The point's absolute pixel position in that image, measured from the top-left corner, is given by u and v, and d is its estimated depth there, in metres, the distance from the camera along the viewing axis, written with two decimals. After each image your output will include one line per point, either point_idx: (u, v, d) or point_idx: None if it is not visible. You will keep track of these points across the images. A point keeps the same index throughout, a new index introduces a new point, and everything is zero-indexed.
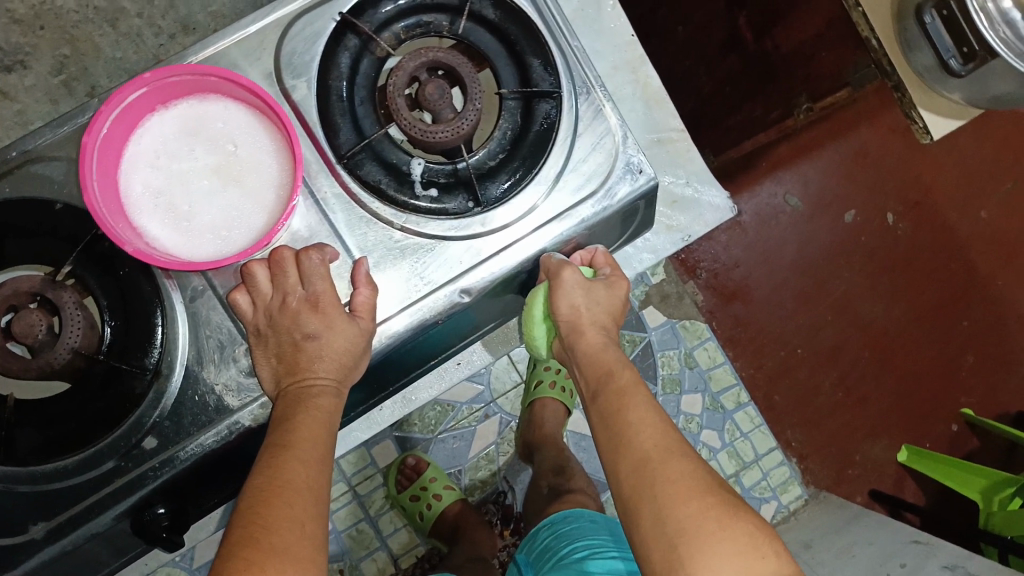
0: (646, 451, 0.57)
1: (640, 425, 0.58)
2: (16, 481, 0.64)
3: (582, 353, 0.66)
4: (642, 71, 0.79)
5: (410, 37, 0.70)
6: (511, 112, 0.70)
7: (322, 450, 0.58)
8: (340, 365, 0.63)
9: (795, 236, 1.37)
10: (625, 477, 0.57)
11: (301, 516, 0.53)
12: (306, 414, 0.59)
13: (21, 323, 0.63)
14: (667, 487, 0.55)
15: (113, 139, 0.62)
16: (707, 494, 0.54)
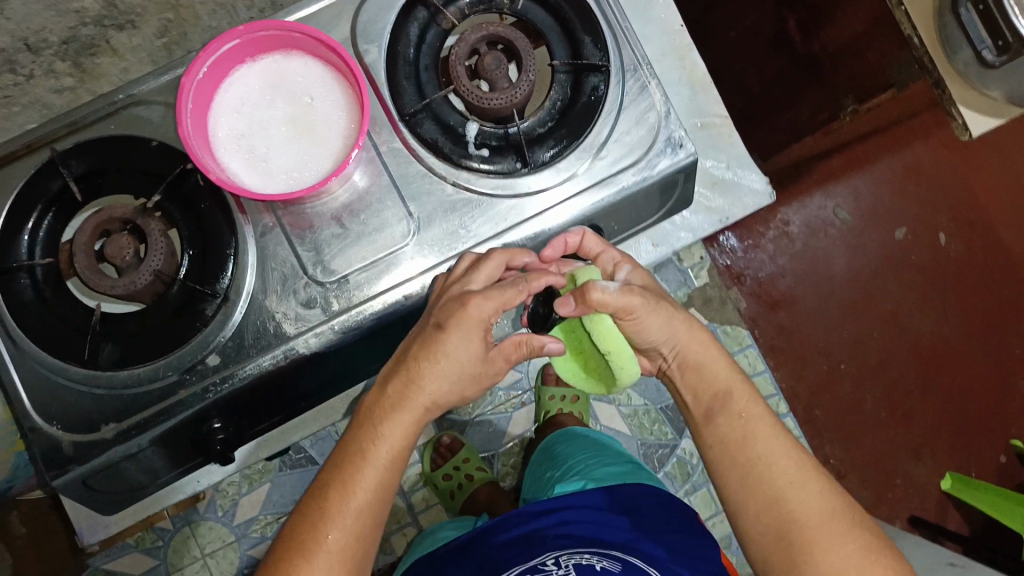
0: (764, 461, 0.67)
1: (770, 456, 0.67)
2: (96, 384, 0.70)
3: (700, 363, 0.72)
4: (689, 58, 0.85)
5: (474, 12, 0.76)
6: (562, 85, 0.76)
7: (400, 452, 0.65)
8: (444, 387, 0.66)
9: (847, 249, 1.38)
10: (715, 450, 0.70)
11: (361, 513, 0.62)
12: (389, 422, 0.65)
13: (114, 245, 0.71)
14: (798, 504, 0.64)
15: (206, 83, 0.70)
16: (819, 482, 0.66)
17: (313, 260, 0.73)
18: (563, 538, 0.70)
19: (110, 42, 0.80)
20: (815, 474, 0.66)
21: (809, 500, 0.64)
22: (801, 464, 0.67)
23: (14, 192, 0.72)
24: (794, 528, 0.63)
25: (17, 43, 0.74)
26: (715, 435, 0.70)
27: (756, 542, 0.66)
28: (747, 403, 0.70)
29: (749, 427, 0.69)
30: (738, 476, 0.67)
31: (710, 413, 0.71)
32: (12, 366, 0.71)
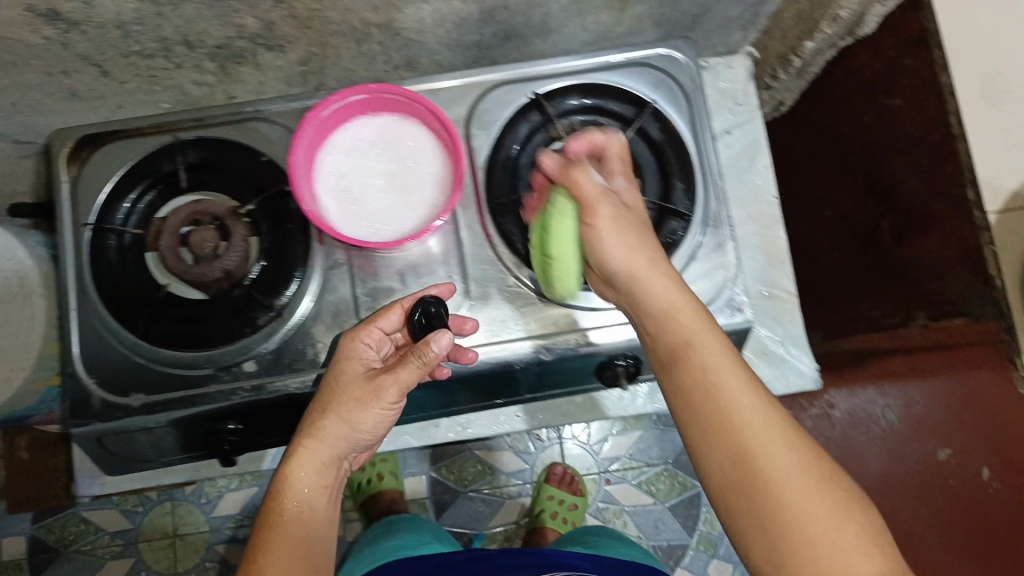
0: (743, 414, 0.53)
1: (762, 435, 0.53)
2: (139, 354, 0.76)
3: (649, 299, 0.59)
4: (772, 230, 0.87)
5: (582, 130, 0.79)
6: (645, 219, 0.78)
7: (314, 467, 0.67)
8: (346, 429, 0.68)
9: (889, 451, 1.26)
10: (665, 348, 0.58)
11: (285, 534, 0.64)
12: (298, 471, 0.66)
13: (197, 235, 0.76)
14: (790, 497, 0.51)
15: (327, 123, 0.76)
16: (813, 460, 0.53)
17: (369, 306, 0.78)
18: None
19: (256, 57, 0.87)
20: (822, 463, 0.53)
21: (778, 463, 0.52)
22: (794, 435, 0.54)
23: (131, 163, 0.79)
24: (715, 457, 0.54)
25: (178, 38, 0.81)
26: (682, 343, 0.57)
27: (733, 511, 0.53)
28: (690, 320, 0.58)
29: (686, 337, 0.57)
30: (733, 451, 0.53)
31: (652, 327, 0.60)
32: (76, 313, 0.77)
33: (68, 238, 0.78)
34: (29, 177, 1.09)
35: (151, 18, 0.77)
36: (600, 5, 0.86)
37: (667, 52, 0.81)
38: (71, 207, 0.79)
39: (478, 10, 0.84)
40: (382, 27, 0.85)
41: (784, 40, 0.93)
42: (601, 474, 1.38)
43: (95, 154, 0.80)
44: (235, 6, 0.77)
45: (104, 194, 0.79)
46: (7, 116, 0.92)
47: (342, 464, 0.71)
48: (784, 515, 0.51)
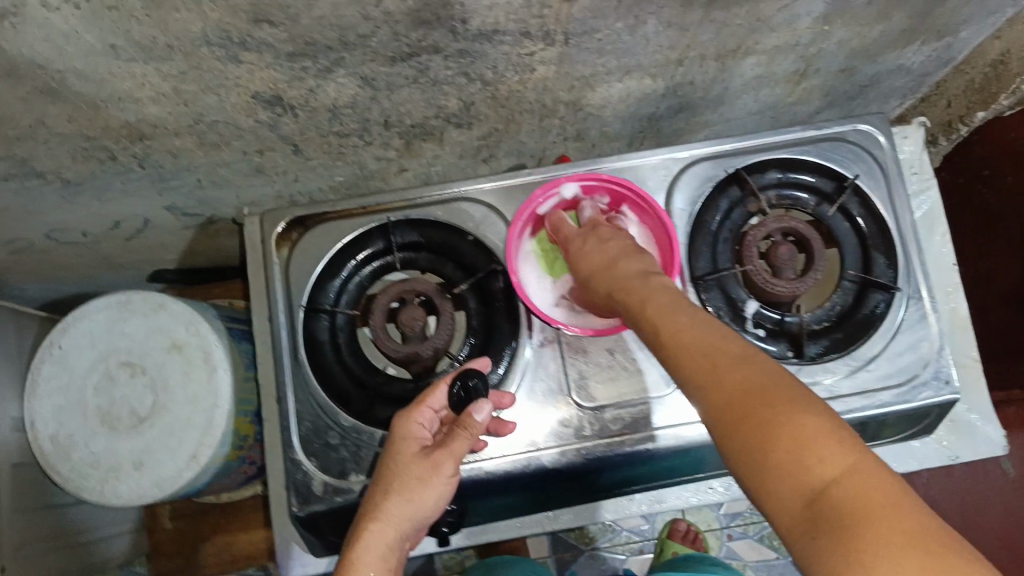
0: (747, 402, 0.46)
1: (804, 430, 0.43)
2: (359, 434, 0.76)
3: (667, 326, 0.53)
4: (955, 298, 0.89)
5: (779, 204, 0.82)
6: (845, 292, 0.80)
7: (388, 542, 0.66)
8: (409, 507, 0.67)
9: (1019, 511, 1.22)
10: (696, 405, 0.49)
11: None
12: (361, 560, 0.64)
13: (407, 315, 0.77)
14: (820, 462, 0.42)
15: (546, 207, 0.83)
16: (842, 442, 0.42)
17: (577, 384, 0.80)
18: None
19: (443, 134, 0.89)
20: (824, 420, 0.43)
21: (822, 456, 0.42)
22: (786, 406, 0.44)
23: (341, 243, 0.81)
24: (763, 482, 0.43)
25: (380, 118, 0.83)
26: (709, 380, 0.48)
27: (790, 538, 0.42)
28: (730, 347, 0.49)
29: (701, 366, 0.49)
30: (755, 463, 0.44)
31: (676, 380, 0.51)
32: (293, 395, 0.78)
33: (282, 318, 0.80)
34: (181, 245, 1.10)
35: (363, 101, 0.79)
36: (779, 79, 0.88)
37: (867, 128, 0.85)
38: (283, 287, 0.81)
39: (665, 86, 0.86)
40: (569, 105, 0.87)
41: (949, 110, 1.01)
42: (722, 529, 1.38)
43: (305, 235, 0.81)
44: (444, 90, 0.79)
45: (316, 274, 0.80)
46: (188, 191, 0.94)
47: (408, 542, 0.70)
48: (826, 492, 0.41)
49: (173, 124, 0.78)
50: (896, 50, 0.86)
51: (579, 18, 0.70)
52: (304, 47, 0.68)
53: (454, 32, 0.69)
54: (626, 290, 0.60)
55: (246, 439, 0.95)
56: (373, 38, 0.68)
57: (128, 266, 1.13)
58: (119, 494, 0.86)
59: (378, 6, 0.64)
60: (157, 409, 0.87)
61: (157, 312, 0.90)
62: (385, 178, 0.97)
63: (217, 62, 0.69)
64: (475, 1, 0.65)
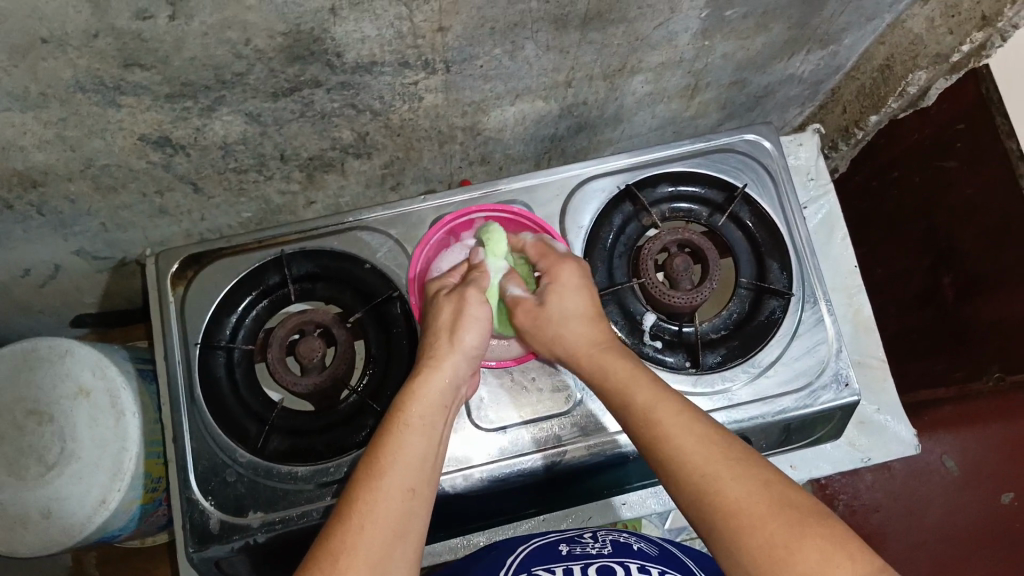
0: (740, 499, 0.55)
1: (786, 520, 0.53)
2: (255, 470, 0.75)
3: (670, 426, 0.61)
4: (856, 299, 0.93)
5: (673, 217, 0.84)
6: (742, 299, 0.82)
7: (439, 410, 0.67)
8: (460, 354, 0.70)
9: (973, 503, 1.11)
10: (701, 511, 0.57)
11: (418, 455, 0.62)
12: (421, 392, 0.66)
13: (305, 346, 0.77)
14: (803, 546, 0.51)
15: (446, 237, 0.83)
16: (806, 516, 0.53)
17: (478, 406, 0.79)
18: (625, 544, 0.73)
19: (344, 165, 0.90)
20: (845, 535, 0.52)
21: (834, 560, 0.50)
22: (810, 523, 0.53)
23: (237, 277, 0.81)
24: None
25: (275, 153, 0.83)
26: (709, 488, 0.56)
27: None
28: (724, 452, 0.58)
29: (711, 474, 0.57)
30: (771, 564, 0.51)
31: (682, 487, 0.58)
32: (190, 433, 0.77)
33: (177, 356, 0.79)
34: (99, 287, 1.10)
35: (254, 137, 0.79)
36: (672, 94, 0.91)
37: (754, 137, 0.87)
38: (178, 325, 0.80)
39: (558, 108, 0.88)
40: (466, 130, 0.88)
41: (846, 114, 1.06)
42: None
43: (200, 272, 0.81)
44: (336, 122, 0.80)
45: (211, 309, 0.80)
46: (93, 234, 0.93)
47: (462, 394, 0.72)
48: None
49: (64, 169, 0.77)
50: (782, 61, 0.90)
51: (455, 46, 0.71)
52: (180, 87, 0.68)
53: (331, 66, 0.70)
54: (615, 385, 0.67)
55: (161, 481, 0.92)
56: (249, 75, 0.69)
57: (46, 312, 1.12)
58: (26, 544, 0.82)
59: (248, 44, 0.64)
60: (65, 455, 0.84)
61: (64, 357, 0.87)
62: (294, 212, 0.98)
63: (96, 106, 0.68)
64: (345, 34, 0.65)
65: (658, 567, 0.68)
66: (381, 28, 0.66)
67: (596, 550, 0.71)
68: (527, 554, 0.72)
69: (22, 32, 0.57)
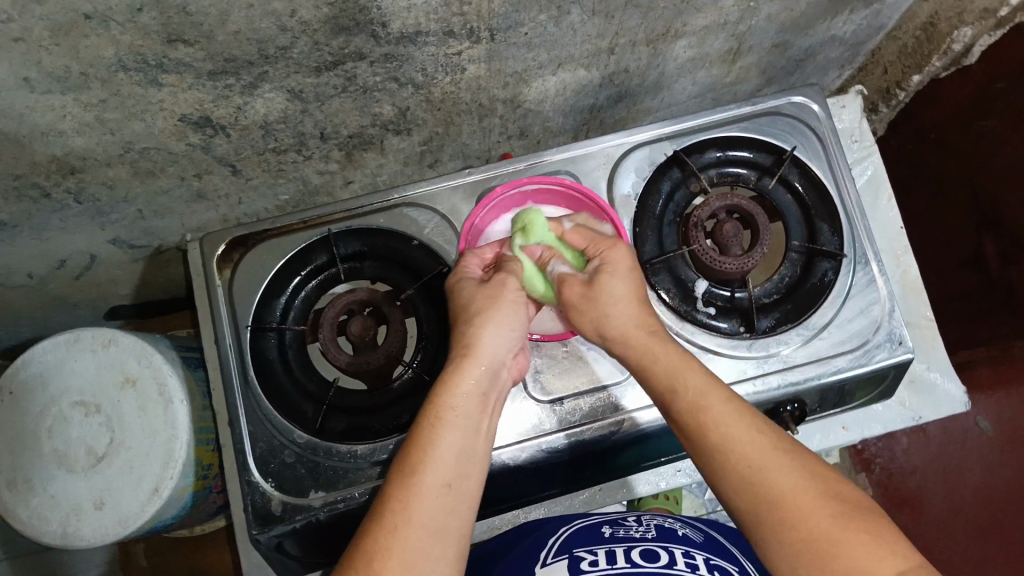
0: (784, 493, 0.55)
1: (829, 513, 0.53)
2: (314, 451, 0.74)
3: (712, 399, 0.61)
4: (904, 260, 0.91)
5: (721, 182, 0.83)
6: (793, 262, 0.80)
7: (478, 394, 0.62)
8: (493, 333, 0.65)
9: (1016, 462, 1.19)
10: (746, 503, 0.57)
11: (453, 448, 0.58)
12: (456, 382, 0.61)
13: (357, 325, 0.76)
14: (844, 546, 0.52)
15: (500, 206, 0.82)
16: (856, 512, 0.54)
17: (534, 378, 0.78)
18: (669, 528, 0.70)
19: (383, 143, 0.88)
20: (894, 531, 0.53)
21: (884, 558, 0.51)
22: (857, 518, 0.53)
23: (284, 258, 0.80)
24: (828, 573, 0.51)
25: (315, 131, 0.82)
26: (751, 484, 0.56)
27: None
28: (764, 444, 0.58)
29: (759, 465, 0.57)
30: (813, 558, 0.52)
31: (728, 478, 0.58)
32: (245, 416, 0.76)
33: (229, 339, 0.78)
34: (134, 278, 1.09)
35: (295, 115, 0.78)
36: (714, 60, 0.90)
37: (801, 100, 0.86)
38: (228, 310, 0.79)
39: (600, 76, 0.87)
40: (506, 102, 0.87)
41: (886, 76, 1.06)
42: None
43: (245, 255, 0.80)
44: (377, 97, 0.79)
45: (260, 291, 0.79)
46: (130, 223, 0.92)
47: (507, 377, 0.67)
48: None
49: (103, 154, 0.76)
50: (825, 22, 0.88)
51: (501, 12, 0.69)
52: (223, 64, 0.67)
53: (375, 37, 0.68)
54: (652, 362, 0.65)
55: (211, 468, 0.91)
56: (292, 49, 0.67)
57: (82, 304, 1.11)
58: (83, 534, 0.81)
59: (293, 16, 0.63)
60: (114, 446, 0.83)
61: (108, 347, 0.86)
62: (332, 193, 0.97)
63: (137, 86, 0.67)
64: (391, 2, 0.64)
65: (703, 553, 0.65)
66: None
67: (641, 534, 0.68)
68: (569, 537, 0.70)
69: (65, 9, 0.55)
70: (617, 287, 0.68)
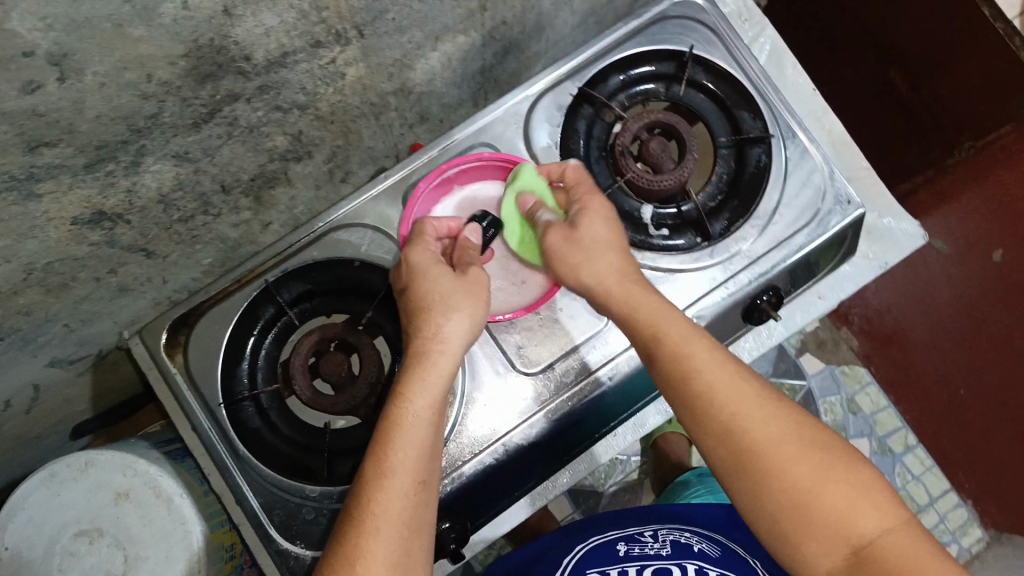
0: (765, 443, 0.55)
1: (809, 461, 0.54)
2: (332, 498, 0.72)
3: (696, 349, 0.60)
4: (827, 120, 0.91)
5: (633, 103, 0.81)
6: (726, 159, 0.80)
7: (442, 392, 0.63)
8: (459, 327, 0.64)
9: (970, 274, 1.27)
10: (727, 452, 0.56)
11: (419, 445, 0.59)
12: (424, 383, 0.62)
13: (330, 363, 0.74)
14: (825, 499, 0.52)
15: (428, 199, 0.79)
16: (836, 460, 0.54)
17: (519, 352, 0.76)
18: (685, 544, 0.69)
19: (289, 174, 0.85)
20: (873, 481, 0.54)
21: (862, 512, 0.52)
22: (836, 469, 0.54)
23: (232, 322, 0.75)
24: (808, 527, 0.52)
25: (216, 187, 0.78)
26: (736, 435, 0.56)
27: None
28: (742, 393, 0.58)
29: (743, 416, 0.56)
30: (795, 511, 0.53)
31: (712, 430, 0.57)
32: (250, 490, 0.73)
33: (206, 423, 0.74)
34: (87, 391, 1.04)
35: (190, 178, 0.74)
36: None
37: None
38: (194, 393, 0.75)
39: (480, 37, 0.84)
40: (397, 93, 0.84)
41: None
42: None
43: (192, 334, 0.76)
44: (267, 131, 0.75)
45: (219, 364, 0.75)
46: (61, 341, 0.87)
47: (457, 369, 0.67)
48: (871, 543, 0.51)
49: (7, 284, 0.71)
50: None
51: (362, 6, 0.66)
52: (97, 152, 0.62)
53: (243, 73, 0.64)
54: (630, 315, 0.64)
55: (236, 548, 0.88)
56: (163, 114, 0.63)
57: (43, 436, 1.05)
58: None
59: (151, 80, 0.59)
60: (131, 562, 0.80)
61: (88, 471, 0.82)
62: (255, 240, 0.93)
63: (14, 206, 0.61)
64: (247, 33, 0.60)
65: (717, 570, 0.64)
66: (282, 13, 0.61)
67: (655, 551, 0.68)
68: (584, 555, 0.72)
69: None
70: (600, 232, 0.67)
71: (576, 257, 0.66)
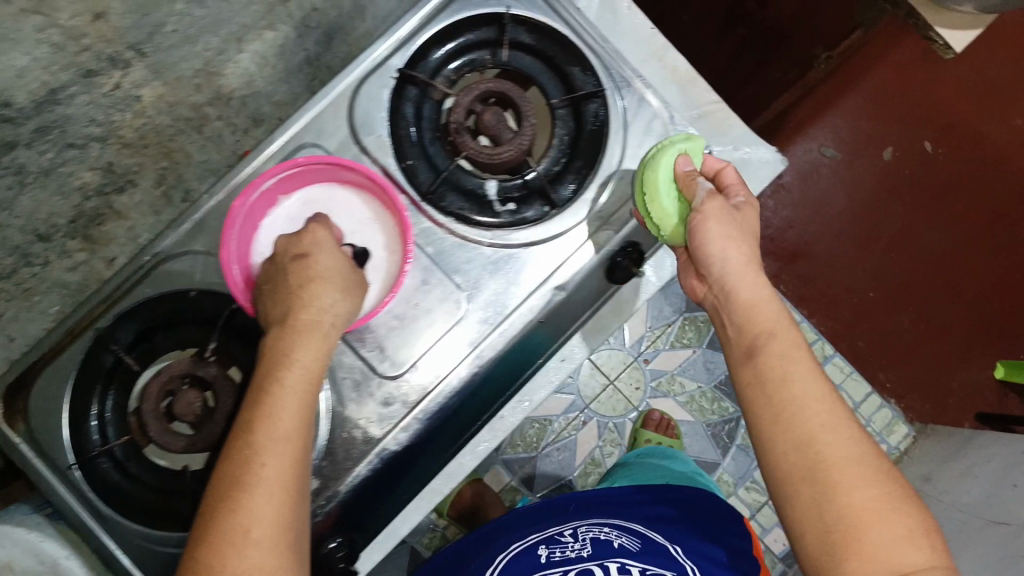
0: (823, 456, 0.55)
1: (855, 482, 0.55)
2: None
3: (763, 354, 0.59)
4: (669, 57, 0.80)
5: (460, 76, 0.78)
6: (564, 119, 0.77)
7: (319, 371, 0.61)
8: (335, 313, 0.64)
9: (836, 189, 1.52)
10: (789, 459, 0.57)
11: (294, 420, 0.58)
12: (300, 359, 0.60)
13: (182, 404, 0.70)
14: (870, 523, 0.54)
15: (247, 219, 0.71)
16: (886, 485, 0.55)
17: (380, 357, 0.73)
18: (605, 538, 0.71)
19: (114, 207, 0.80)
20: (919, 513, 0.55)
21: (903, 539, 0.53)
22: (886, 494, 0.55)
23: (71, 379, 0.72)
24: (854, 548, 0.53)
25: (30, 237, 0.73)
26: (806, 447, 0.56)
27: None
28: (821, 406, 0.57)
29: (817, 428, 0.56)
30: (841, 530, 0.54)
31: (778, 436, 0.57)
32: (122, 547, 0.71)
33: (62, 489, 0.70)
34: None
35: None
36: None
37: None
38: (43, 459, 0.71)
39: (291, 29, 0.79)
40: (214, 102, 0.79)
41: None
42: (638, 359, 1.43)
43: (30, 399, 0.72)
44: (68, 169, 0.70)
45: (66, 424, 0.71)
46: None
47: None
48: (910, 572, 0.53)
49: None
50: None
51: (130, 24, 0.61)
52: None
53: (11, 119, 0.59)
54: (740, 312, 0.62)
55: None
56: None
57: None
58: None
59: None
60: None
61: None
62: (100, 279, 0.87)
63: None
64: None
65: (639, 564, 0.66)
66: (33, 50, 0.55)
67: (577, 553, 0.69)
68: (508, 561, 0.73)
69: None
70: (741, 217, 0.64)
71: (726, 260, 0.62)
